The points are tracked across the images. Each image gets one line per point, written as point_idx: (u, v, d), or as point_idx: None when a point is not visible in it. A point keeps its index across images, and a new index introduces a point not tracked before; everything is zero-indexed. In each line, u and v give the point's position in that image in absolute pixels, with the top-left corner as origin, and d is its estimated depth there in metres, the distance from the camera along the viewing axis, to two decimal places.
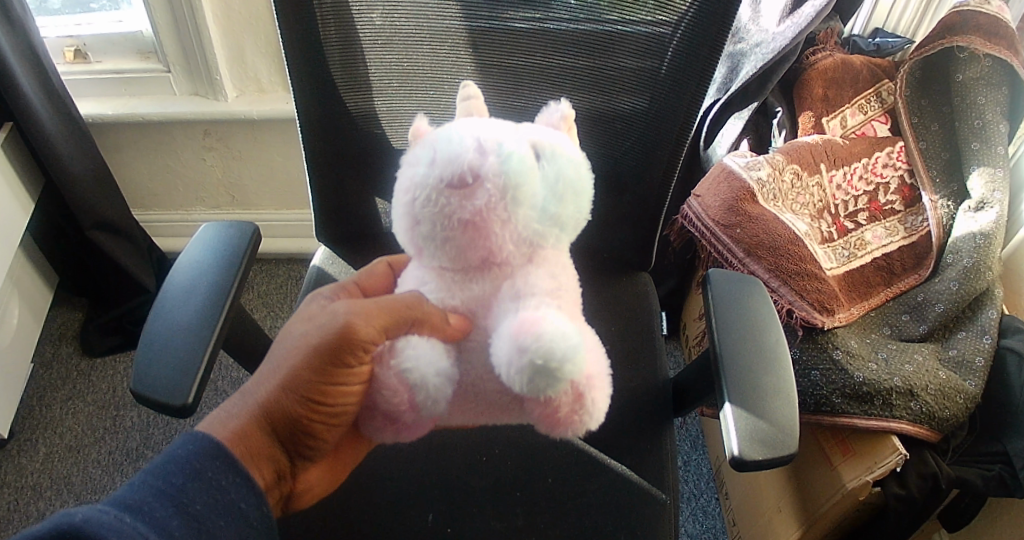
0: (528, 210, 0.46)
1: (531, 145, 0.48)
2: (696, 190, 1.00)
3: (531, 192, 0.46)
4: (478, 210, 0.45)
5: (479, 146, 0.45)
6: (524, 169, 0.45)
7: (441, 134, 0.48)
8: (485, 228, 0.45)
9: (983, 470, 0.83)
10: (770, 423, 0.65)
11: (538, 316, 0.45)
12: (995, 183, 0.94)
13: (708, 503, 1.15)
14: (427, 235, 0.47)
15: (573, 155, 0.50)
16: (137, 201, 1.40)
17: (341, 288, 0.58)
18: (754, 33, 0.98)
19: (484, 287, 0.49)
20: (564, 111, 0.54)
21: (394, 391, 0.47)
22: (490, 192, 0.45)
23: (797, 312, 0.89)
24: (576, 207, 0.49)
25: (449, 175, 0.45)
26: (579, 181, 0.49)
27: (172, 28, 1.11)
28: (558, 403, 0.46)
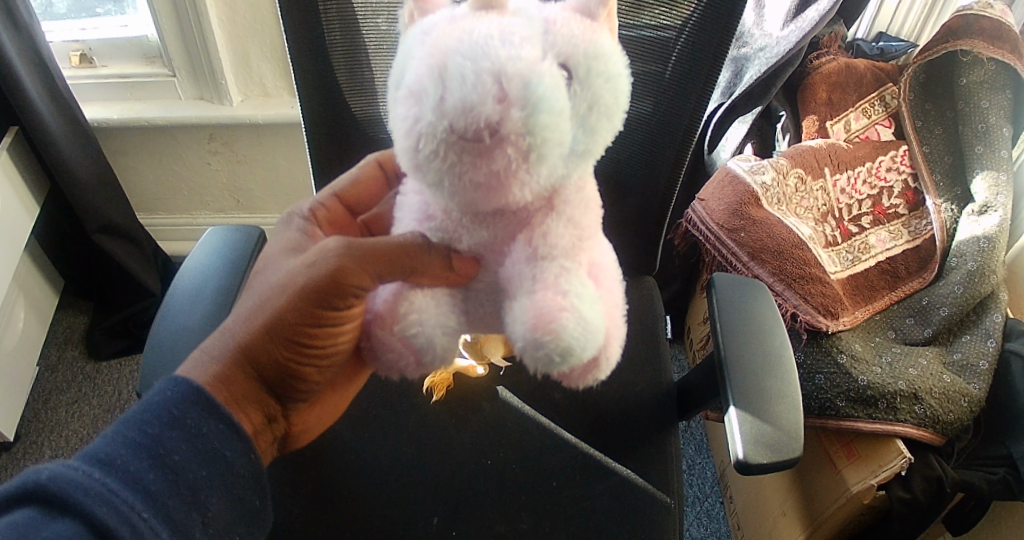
0: (553, 161, 0.40)
1: (560, 67, 0.39)
2: (701, 194, 1.01)
3: (559, 142, 0.39)
4: (495, 172, 0.39)
5: (500, 86, 0.36)
6: (553, 118, 0.38)
7: (450, 52, 0.37)
8: (503, 186, 0.39)
9: (988, 473, 0.83)
10: (775, 427, 0.66)
11: (560, 302, 0.43)
12: (999, 186, 0.94)
13: (713, 506, 1.15)
14: (434, 182, 0.41)
15: (609, 70, 0.41)
16: (141, 205, 1.41)
17: (323, 201, 0.62)
18: (758, 38, 0.98)
19: (497, 233, 0.46)
20: None
21: (399, 355, 0.47)
22: (511, 154, 0.38)
23: (801, 315, 0.89)
24: (606, 129, 0.43)
25: (464, 129, 0.37)
26: (611, 103, 0.42)
27: (177, 32, 1.11)
28: (572, 371, 0.47)
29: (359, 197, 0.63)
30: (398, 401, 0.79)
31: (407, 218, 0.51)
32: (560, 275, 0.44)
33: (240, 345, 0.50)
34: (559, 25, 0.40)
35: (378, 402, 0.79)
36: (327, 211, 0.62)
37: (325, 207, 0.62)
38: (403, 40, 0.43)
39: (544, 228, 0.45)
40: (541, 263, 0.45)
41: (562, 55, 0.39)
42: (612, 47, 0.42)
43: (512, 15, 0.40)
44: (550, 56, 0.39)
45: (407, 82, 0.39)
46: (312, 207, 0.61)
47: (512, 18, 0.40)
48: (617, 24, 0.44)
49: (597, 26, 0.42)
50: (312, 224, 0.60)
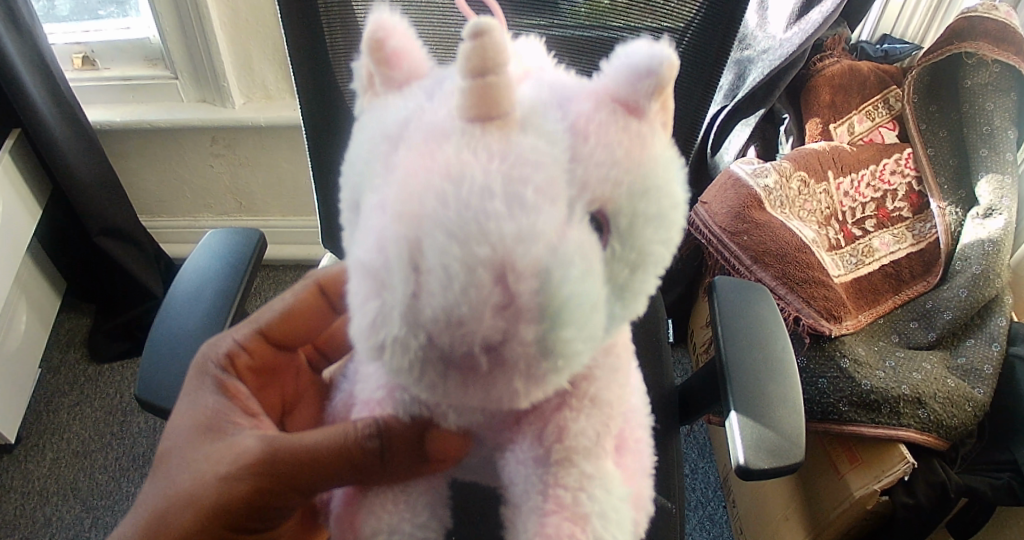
0: (578, 359, 0.33)
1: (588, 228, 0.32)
2: (703, 197, 1.00)
3: (589, 339, 0.32)
4: (493, 391, 0.32)
5: (504, 288, 0.29)
6: (581, 314, 0.31)
7: (434, 231, 0.29)
8: (505, 402, 0.33)
9: (992, 479, 0.82)
10: (775, 431, 0.65)
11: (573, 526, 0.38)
12: (1004, 190, 0.93)
13: (716, 511, 1.15)
14: (417, 387, 0.34)
15: (650, 211, 0.34)
16: (144, 208, 1.41)
17: (248, 346, 0.55)
18: (760, 40, 0.98)
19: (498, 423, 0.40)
20: (660, 65, 0.33)
21: None
22: (515, 370, 0.31)
23: (804, 320, 0.88)
24: (639, 284, 0.36)
25: (461, 350, 0.30)
26: (646, 253, 0.35)
27: (180, 35, 1.11)
28: None
29: (286, 330, 0.57)
30: None
31: (370, 386, 0.44)
32: (581, 488, 0.39)
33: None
34: (584, 153, 0.32)
35: None
36: (252, 352, 0.55)
37: (247, 349, 0.55)
38: (363, 120, 0.37)
39: (562, 425, 0.39)
40: (554, 468, 0.39)
41: (596, 204, 0.32)
42: (657, 166, 0.34)
43: (522, 141, 0.31)
44: (575, 214, 0.31)
45: (372, 255, 0.31)
46: (231, 351, 0.55)
47: (519, 147, 0.31)
48: (671, 108, 0.36)
49: (645, 128, 0.34)
50: (230, 374, 0.54)
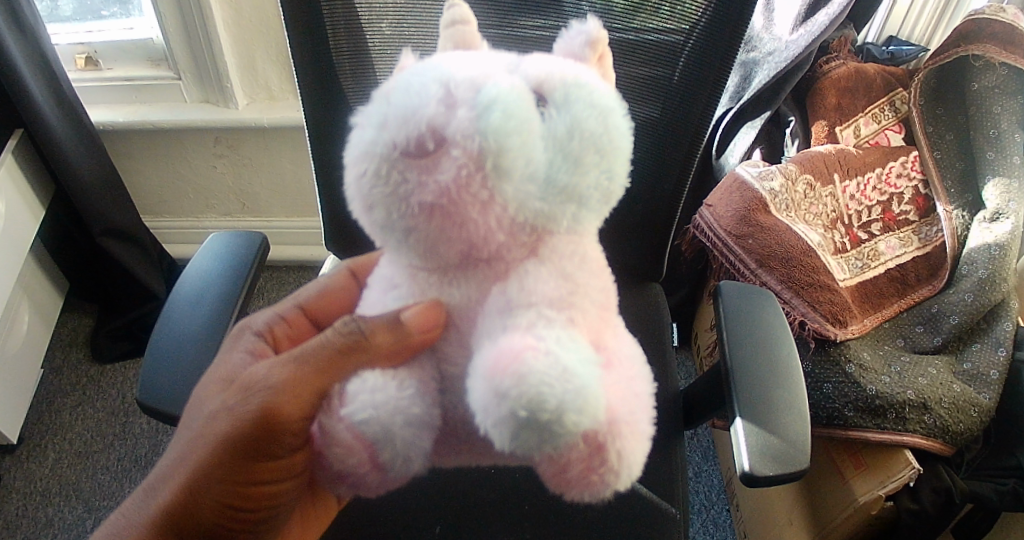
0: (522, 181, 0.35)
1: (531, 84, 0.36)
2: (708, 200, 1.00)
3: (521, 153, 0.34)
4: (443, 189, 0.34)
5: (447, 93, 0.34)
6: (513, 121, 0.34)
7: (399, 81, 0.37)
8: (455, 218, 0.35)
9: (997, 485, 0.82)
10: (781, 438, 0.65)
11: (527, 340, 0.34)
12: (1011, 194, 0.93)
13: (719, 514, 1.14)
14: (383, 224, 0.37)
15: (595, 100, 0.36)
16: (147, 208, 1.41)
17: (285, 314, 0.59)
18: (766, 42, 0.97)
19: (466, 290, 0.39)
20: (592, 30, 0.41)
21: (348, 450, 0.39)
22: (457, 160, 0.34)
23: (809, 324, 0.88)
24: (601, 165, 0.37)
25: (404, 140, 0.34)
26: (601, 132, 0.36)
27: (183, 35, 1.10)
28: (568, 460, 0.36)
29: (324, 307, 0.59)
30: None
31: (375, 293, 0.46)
32: (536, 321, 0.35)
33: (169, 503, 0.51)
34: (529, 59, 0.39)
35: None
36: (289, 323, 0.59)
37: (286, 321, 0.59)
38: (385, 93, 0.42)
39: (522, 273, 0.37)
40: (514, 311, 0.36)
41: (535, 80, 0.36)
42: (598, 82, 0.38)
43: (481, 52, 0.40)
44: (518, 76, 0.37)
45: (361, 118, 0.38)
46: (270, 322, 0.59)
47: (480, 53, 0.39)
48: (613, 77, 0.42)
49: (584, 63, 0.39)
50: (265, 342, 0.57)
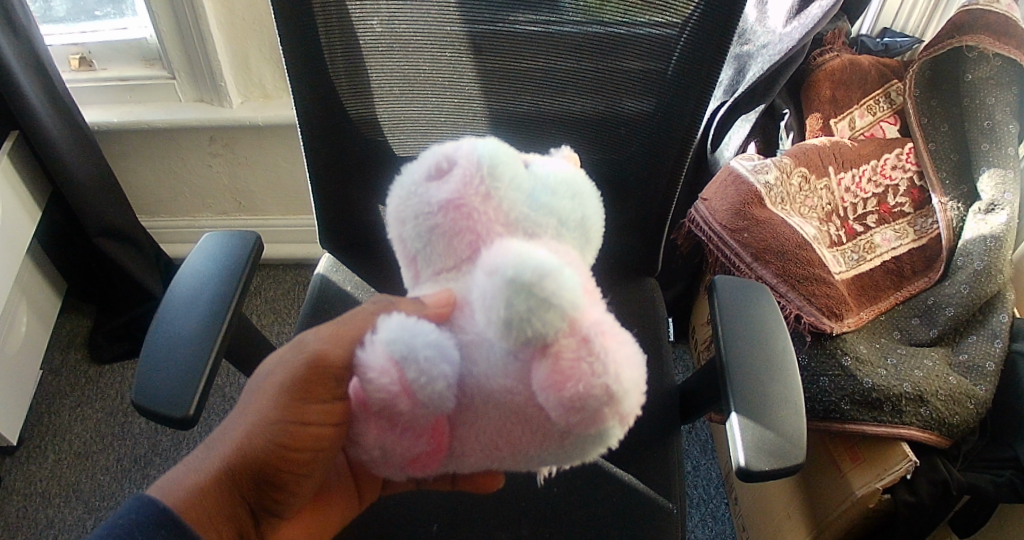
0: (513, 193, 0.44)
1: (519, 155, 0.48)
2: (704, 194, 0.99)
3: (509, 171, 0.45)
4: (453, 189, 0.44)
5: (457, 146, 0.47)
6: (501, 154, 0.45)
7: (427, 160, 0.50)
8: (464, 213, 0.43)
9: (993, 477, 0.82)
10: (777, 433, 0.65)
11: (515, 246, 0.40)
12: (1006, 184, 0.93)
13: (718, 507, 1.15)
14: (412, 232, 0.46)
15: (566, 165, 0.48)
16: (144, 208, 1.41)
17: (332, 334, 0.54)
18: (760, 35, 0.97)
19: (477, 273, 0.43)
20: (564, 148, 0.54)
21: (379, 372, 0.40)
22: (464, 169, 0.44)
23: (805, 317, 0.88)
24: (574, 204, 0.46)
25: (427, 169, 0.45)
26: (569, 178, 0.47)
27: (176, 35, 1.10)
28: (559, 351, 0.37)
29: None
30: None
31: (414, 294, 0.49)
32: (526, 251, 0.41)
33: (229, 451, 0.50)
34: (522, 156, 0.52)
35: None
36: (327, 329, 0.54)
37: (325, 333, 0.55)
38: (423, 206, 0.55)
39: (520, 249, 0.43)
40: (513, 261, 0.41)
41: (522, 156, 0.49)
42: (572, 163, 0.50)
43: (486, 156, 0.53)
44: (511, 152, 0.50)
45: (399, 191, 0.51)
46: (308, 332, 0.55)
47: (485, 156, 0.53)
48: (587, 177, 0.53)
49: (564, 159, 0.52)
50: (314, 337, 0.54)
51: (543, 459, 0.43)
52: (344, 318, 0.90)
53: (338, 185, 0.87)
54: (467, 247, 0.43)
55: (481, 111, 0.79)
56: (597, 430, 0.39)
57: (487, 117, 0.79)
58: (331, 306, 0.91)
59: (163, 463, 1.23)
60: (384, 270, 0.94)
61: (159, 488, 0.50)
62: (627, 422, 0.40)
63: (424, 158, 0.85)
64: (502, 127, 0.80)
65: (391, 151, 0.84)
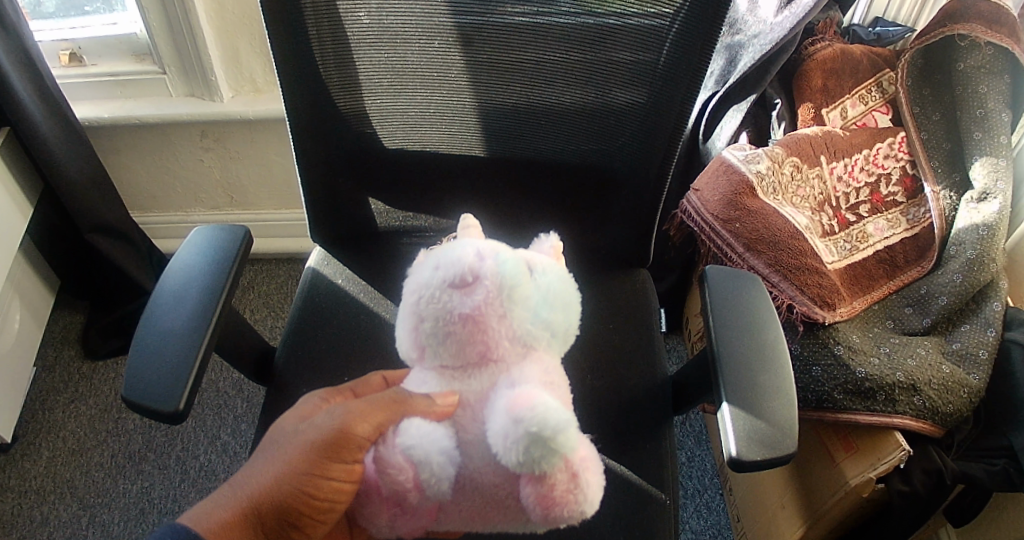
0: (523, 311, 0.50)
1: (525, 260, 0.53)
2: (695, 184, 0.98)
3: (525, 293, 0.50)
4: (476, 306, 0.49)
5: (478, 253, 0.51)
6: (519, 274, 0.50)
7: (440, 248, 0.54)
8: (481, 329, 0.49)
9: (987, 465, 0.82)
10: (769, 423, 0.65)
11: (531, 391, 0.46)
12: (998, 172, 0.92)
13: (712, 498, 1.14)
14: (429, 332, 0.50)
15: (562, 275, 0.54)
16: (135, 204, 1.40)
17: (338, 385, 0.58)
18: (752, 24, 0.96)
19: (481, 382, 0.50)
20: (553, 240, 0.59)
21: (399, 469, 0.46)
22: (487, 290, 0.49)
23: (797, 307, 0.88)
24: (566, 316, 0.53)
25: (452, 275, 0.49)
26: (566, 291, 0.53)
27: (167, 30, 1.09)
28: (553, 482, 0.46)
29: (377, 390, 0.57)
30: None
31: (413, 376, 0.54)
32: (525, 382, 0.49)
33: (255, 493, 0.49)
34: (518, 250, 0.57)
35: None
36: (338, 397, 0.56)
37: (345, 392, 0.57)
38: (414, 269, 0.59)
39: (517, 368, 0.50)
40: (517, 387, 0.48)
41: (526, 259, 0.54)
42: (563, 269, 0.56)
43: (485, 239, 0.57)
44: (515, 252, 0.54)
45: (411, 273, 0.54)
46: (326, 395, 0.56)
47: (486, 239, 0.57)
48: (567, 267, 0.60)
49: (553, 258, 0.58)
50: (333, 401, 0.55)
51: (509, 526, 0.52)
52: (335, 314, 0.88)
53: (328, 177, 0.87)
54: (473, 355, 0.50)
55: (470, 103, 0.79)
56: (555, 523, 0.49)
57: (477, 109, 0.79)
58: (322, 301, 0.90)
59: (157, 459, 1.22)
60: (376, 262, 0.94)
61: (189, 518, 0.50)
62: (577, 524, 0.51)
63: (415, 150, 0.85)
64: (492, 119, 0.80)
65: (381, 143, 0.84)
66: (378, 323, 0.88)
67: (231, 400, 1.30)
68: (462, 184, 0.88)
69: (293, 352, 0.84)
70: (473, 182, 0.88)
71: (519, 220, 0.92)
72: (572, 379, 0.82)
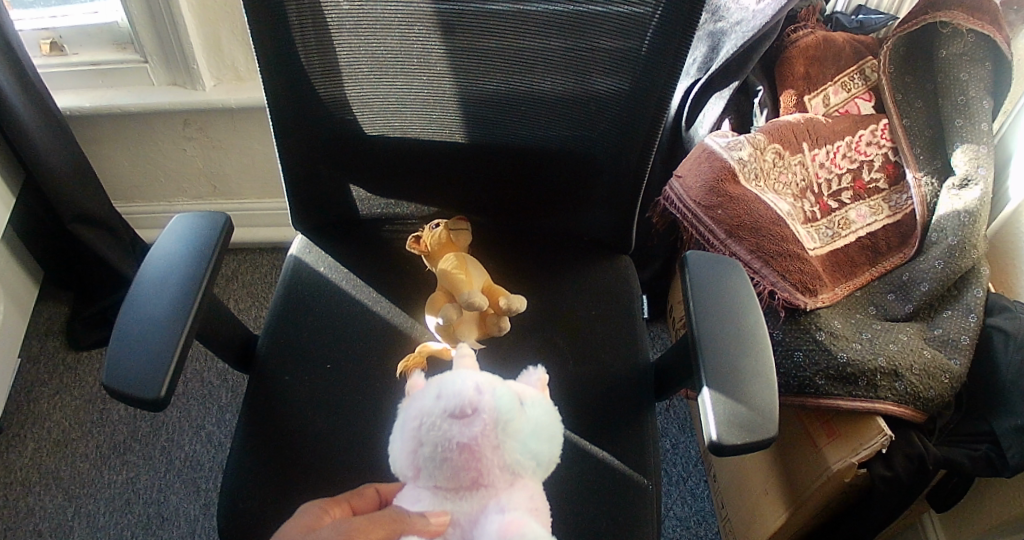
0: (515, 443, 0.53)
1: (517, 394, 0.56)
2: (678, 171, 0.98)
3: (518, 427, 0.53)
4: (473, 437, 0.51)
5: (477, 385, 0.53)
6: (513, 409, 0.53)
7: (440, 375, 0.56)
8: (475, 457, 0.51)
9: (969, 450, 0.82)
10: (749, 408, 0.65)
11: (518, 518, 0.49)
12: (979, 159, 0.93)
13: (697, 485, 1.15)
14: (427, 456, 0.52)
15: (547, 410, 0.58)
16: (118, 194, 1.40)
17: (335, 496, 0.59)
18: (734, 12, 0.96)
19: (471, 506, 0.51)
20: (539, 373, 0.64)
21: None
22: (484, 422, 0.52)
23: (779, 293, 0.88)
24: (550, 446, 0.56)
25: (452, 406, 0.52)
26: (551, 424, 0.57)
27: (148, 19, 1.09)
28: None
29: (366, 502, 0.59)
30: (373, 388, 0.80)
31: (405, 493, 0.55)
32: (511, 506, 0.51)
33: None
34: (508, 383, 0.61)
35: (352, 388, 0.80)
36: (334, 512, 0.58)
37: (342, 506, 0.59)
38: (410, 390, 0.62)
39: (506, 494, 0.52)
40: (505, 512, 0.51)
41: (517, 393, 0.57)
42: (549, 404, 0.60)
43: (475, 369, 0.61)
44: (507, 384, 0.58)
45: (411, 398, 0.56)
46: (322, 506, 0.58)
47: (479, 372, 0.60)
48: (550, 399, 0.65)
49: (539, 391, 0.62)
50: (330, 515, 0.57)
51: None
52: (316, 300, 0.88)
53: (308, 163, 0.86)
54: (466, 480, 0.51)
55: (450, 90, 0.78)
56: None
57: (458, 97, 0.78)
58: (303, 288, 0.89)
59: (142, 449, 1.22)
60: (358, 249, 0.94)
61: None
62: None
63: (396, 137, 0.84)
64: (474, 107, 0.79)
65: (362, 130, 0.83)
66: (359, 309, 0.87)
67: (216, 390, 1.29)
68: (444, 172, 0.88)
69: (274, 339, 0.84)
70: (455, 170, 0.88)
71: (502, 207, 0.92)
72: (555, 365, 0.82)
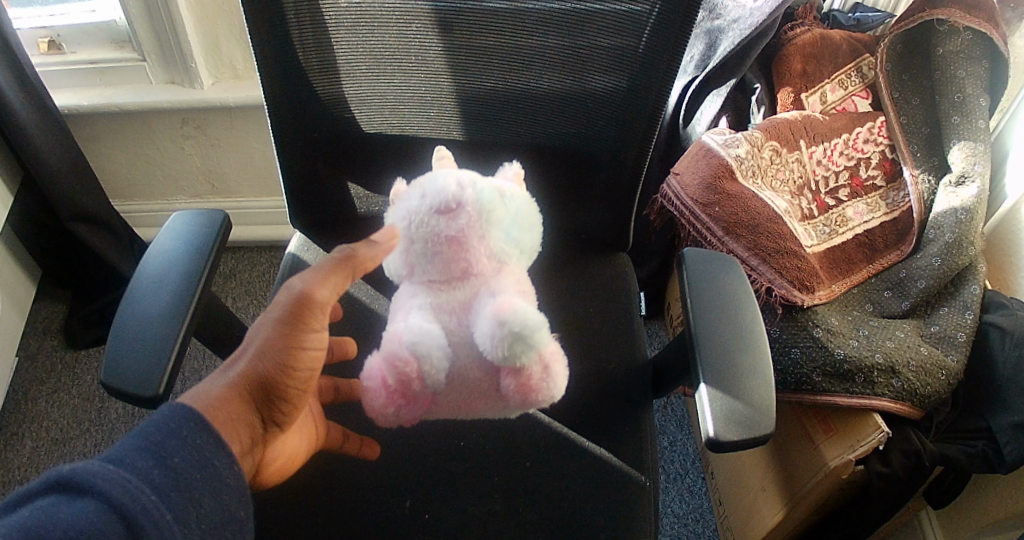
0: (498, 231, 0.55)
1: (496, 186, 0.56)
2: (676, 168, 0.98)
3: (500, 217, 0.55)
4: (459, 229, 0.53)
5: (457, 182, 0.54)
6: (492, 199, 0.55)
7: (421, 178, 0.57)
8: (462, 249, 0.53)
9: (966, 446, 0.82)
10: (746, 404, 0.65)
11: (508, 299, 0.52)
12: (976, 156, 0.93)
13: (695, 482, 1.15)
14: (418, 253, 0.54)
15: (527, 200, 0.59)
16: (116, 192, 1.40)
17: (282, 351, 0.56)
18: (731, 9, 0.97)
19: (465, 293, 0.54)
20: (516, 166, 0.62)
21: (405, 362, 0.52)
22: (469, 215, 0.53)
23: (776, 291, 0.88)
24: (532, 236, 0.58)
25: (436, 201, 0.53)
26: (532, 215, 0.58)
27: (146, 17, 1.09)
28: (528, 374, 0.53)
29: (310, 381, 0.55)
30: None
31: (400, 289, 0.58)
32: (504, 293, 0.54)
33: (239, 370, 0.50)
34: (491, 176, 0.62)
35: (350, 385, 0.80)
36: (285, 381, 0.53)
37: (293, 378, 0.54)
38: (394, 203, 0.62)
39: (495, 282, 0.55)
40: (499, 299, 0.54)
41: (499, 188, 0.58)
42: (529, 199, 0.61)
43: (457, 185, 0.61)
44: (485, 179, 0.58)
45: (397, 203, 0.57)
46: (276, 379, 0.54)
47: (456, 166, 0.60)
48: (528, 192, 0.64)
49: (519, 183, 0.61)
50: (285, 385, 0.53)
51: (487, 415, 0.59)
52: None
53: (305, 161, 0.87)
54: (456, 275, 0.54)
55: (449, 88, 0.78)
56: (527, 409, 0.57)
57: (456, 94, 0.79)
58: None
59: None
60: None
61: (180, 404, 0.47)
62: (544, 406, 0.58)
63: (394, 135, 0.84)
64: (472, 104, 0.79)
65: (360, 128, 0.83)
66: (357, 307, 0.87)
67: None
68: None
69: None
70: (452, 168, 0.88)
71: None
72: None
